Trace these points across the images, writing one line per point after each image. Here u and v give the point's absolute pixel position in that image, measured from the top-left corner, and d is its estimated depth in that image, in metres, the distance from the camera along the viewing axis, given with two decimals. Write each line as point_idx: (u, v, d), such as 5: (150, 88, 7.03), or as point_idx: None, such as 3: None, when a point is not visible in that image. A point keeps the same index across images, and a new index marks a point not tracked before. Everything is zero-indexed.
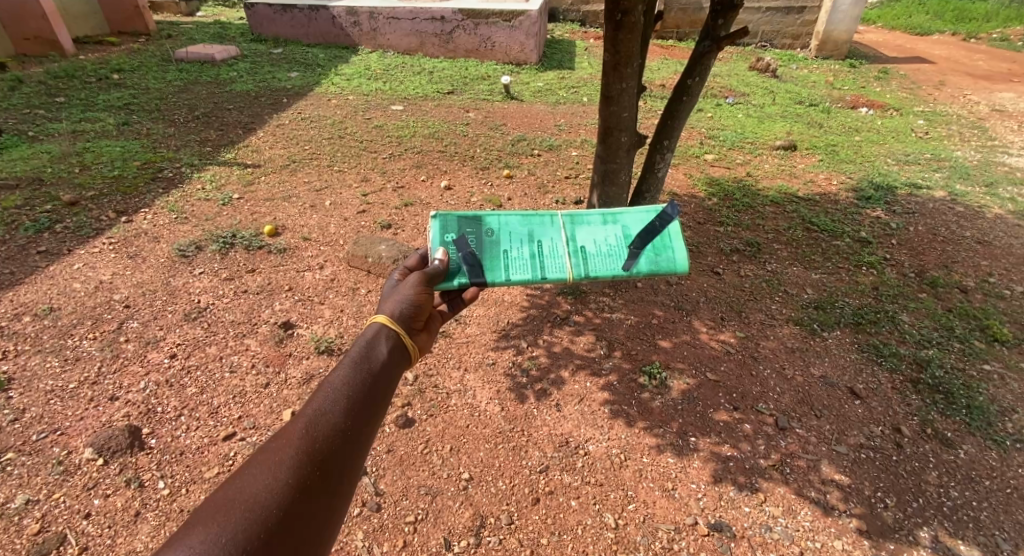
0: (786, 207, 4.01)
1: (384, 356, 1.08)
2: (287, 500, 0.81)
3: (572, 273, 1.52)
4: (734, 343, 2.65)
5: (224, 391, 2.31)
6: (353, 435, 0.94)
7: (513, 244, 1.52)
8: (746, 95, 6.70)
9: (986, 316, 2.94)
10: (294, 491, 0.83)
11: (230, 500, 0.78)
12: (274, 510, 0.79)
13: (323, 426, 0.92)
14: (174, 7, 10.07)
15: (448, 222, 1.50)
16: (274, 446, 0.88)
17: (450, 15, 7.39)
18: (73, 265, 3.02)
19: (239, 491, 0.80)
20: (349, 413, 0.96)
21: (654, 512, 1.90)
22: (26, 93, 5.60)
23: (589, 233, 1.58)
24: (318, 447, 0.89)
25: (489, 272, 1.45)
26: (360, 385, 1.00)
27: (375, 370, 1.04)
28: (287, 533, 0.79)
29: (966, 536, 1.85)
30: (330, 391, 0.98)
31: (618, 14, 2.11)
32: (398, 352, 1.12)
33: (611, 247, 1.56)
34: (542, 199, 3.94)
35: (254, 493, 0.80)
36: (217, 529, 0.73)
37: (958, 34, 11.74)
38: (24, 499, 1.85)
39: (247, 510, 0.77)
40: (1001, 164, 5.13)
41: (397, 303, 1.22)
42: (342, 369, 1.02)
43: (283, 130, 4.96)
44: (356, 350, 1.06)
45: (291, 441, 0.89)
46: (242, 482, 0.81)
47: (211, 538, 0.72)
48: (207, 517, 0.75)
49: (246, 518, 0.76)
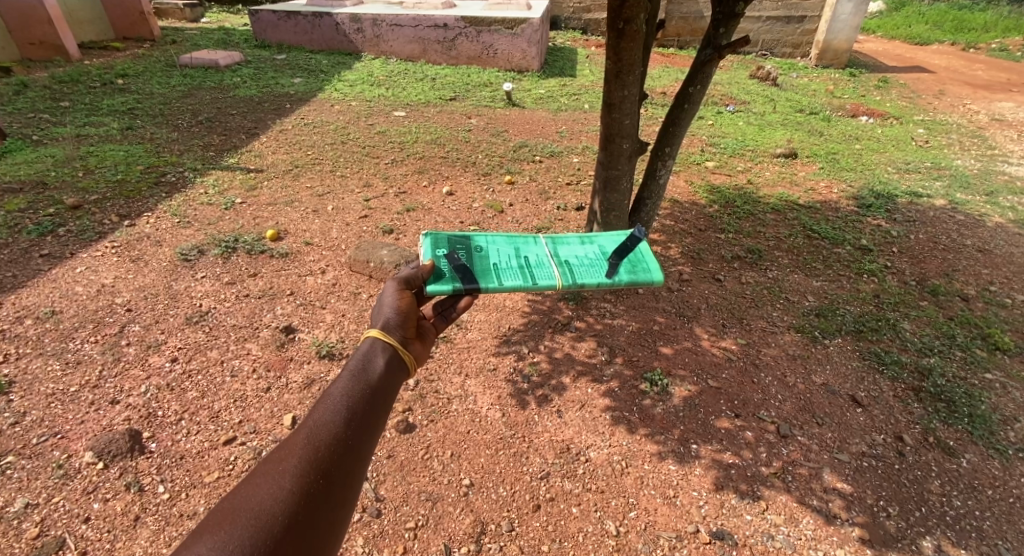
0: (787, 214, 4.02)
1: (383, 367, 1.08)
2: (291, 508, 0.81)
3: (561, 280, 1.54)
4: (736, 351, 2.64)
5: (226, 395, 2.31)
6: (357, 443, 0.95)
7: (501, 258, 1.60)
8: (746, 103, 6.74)
9: (987, 324, 2.95)
10: (300, 499, 0.83)
11: (235, 508, 0.79)
12: (280, 518, 0.79)
13: (324, 435, 0.92)
14: (179, 13, 10.18)
15: (440, 240, 1.59)
16: (277, 456, 0.89)
17: (453, 23, 7.46)
18: (75, 268, 3.03)
19: (244, 500, 0.80)
20: (349, 422, 0.96)
21: (656, 520, 1.90)
22: (31, 97, 5.64)
23: (570, 252, 1.69)
24: (321, 455, 0.89)
25: (481, 280, 1.46)
26: (361, 396, 1.00)
27: (375, 381, 1.05)
28: (294, 539, 0.79)
29: (969, 546, 1.83)
30: (331, 401, 0.99)
31: (620, 23, 2.12)
32: (396, 363, 1.12)
33: (591, 259, 1.66)
34: (544, 205, 3.96)
35: (259, 500, 0.80)
36: (224, 538, 0.75)
37: (957, 44, 11.84)
38: (24, 502, 1.85)
39: (252, 519, 0.78)
40: (1001, 173, 5.15)
41: (386, 315, 1.22)
42: (342, 381, 1.02)
43: (286, 135, 4.99)
44: (354, 363, 1.07)
45: (293, 450, 0.89)
46: (250, 490, 0.83)
47: (217, 546, 0.73)
48: (215, 525, 0.77)
49: (252, 524, 0.77)
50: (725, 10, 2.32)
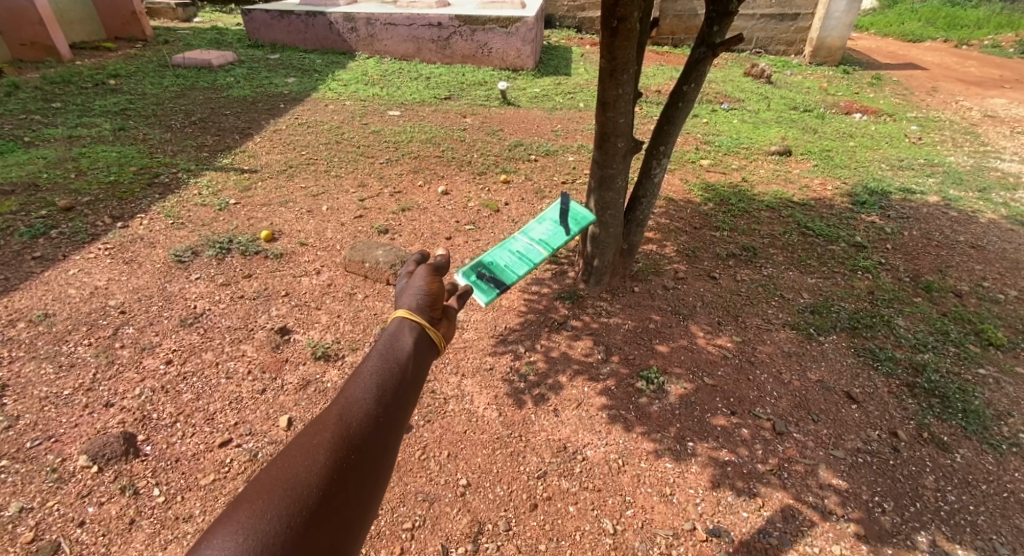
0: (782, 212, 4.03)
1: (412, 346, 1.07)
2: (325, 481, 0.80)
3: (547, 252, 1.67)
4: (732, 348, 2.65)
5: (221, 397, 2.30)
6: (388, 421, 0.94)
7: (499, 251, 1.60)
8: (741, 101, 6.75)
9: (981, 320, 2.97)
10: (334, 473, 0.82)
11: (272, 479, 0.77)
12: (314, 491, 0.78)
13: (356, 413, 0.92)
14: (171, 13, 10.11)
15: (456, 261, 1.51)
16: (310, 431, 0.88)
17: (447, 22, 7.44)
18: (69, 271, 3.01)
19: (280, 472, 0.79)
20: (379, 401, 0.95)
21: (653, 518, 1.90)
22: (23, 98, 5.59)
23: (531, 227, 1.76)
24: (352, 432, 0.89)
25: (507, 278, 1.53)
26: (391, 375, 1.00)
27: (404, 360, 1.04)
28: (328, 512, 0.77)
29: (964, 541, 1.85)
30: (361, 381, 0.98)
31: (614, 22, 2.12)
32: (424, 343, 1.11)
33: (547, 226, 1.78)
34: (539, 204, 3.96)
35: (294, 473, 0.79)
36: (261, 506, 0.73)
37: (950, 41, 11.89)
38: (18, 507, 1.83)
39: (287, 490, 0.76)
40: (993, 169, 5.18)
41: (413, 296, 1.20)
42: (371, 360, 1.02)
43: (280, 135, 4.97)
44: (382, 343, 1.06)
45: (326, 427, 0.89)
46: (284, 462, 0.81)
47: (256, 515, 0.71)
48: (252, 494, 0.75)
49: (288, 495, 0.75)
50: (719, 9, 2.32)
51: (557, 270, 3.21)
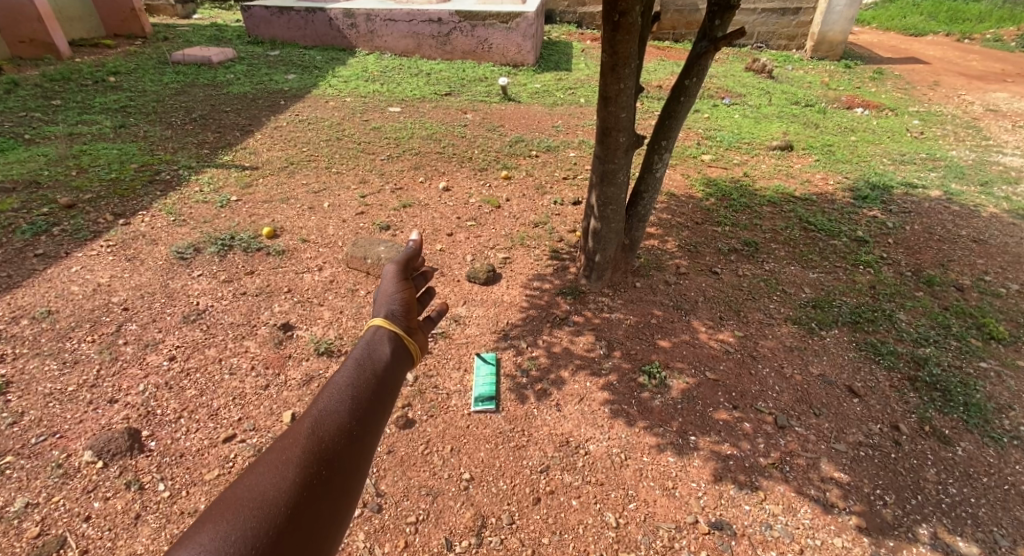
0: (784, 207, 4.03)
1: (388, 356, 1.04)
2: (294, 499, 0.75)
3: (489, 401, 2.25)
4: (733, 343, 2.66)
5: (224, 393, 2.31)
6: (364, 434, 0.90)
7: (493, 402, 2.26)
8: (742, 96, 6.74)
9: (983, 314, 2.96)
10: (303, 490, 0.77)
11: (237, 499, 0.72)
12: (283, 507, 0.73)
13: (329, 426, 0.87)
14: (171, 9, 10.09)
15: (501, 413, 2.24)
16: (280, 447, 0.83)
17: (447, 17, 7.38)
18: (72, 268, 3.01)
19: (247, 489, 0.74)
20: (354, 413, 0.91)
21: (655, 511, 1.91)
22: (23, 97, 5.57)
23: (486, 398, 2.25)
24: (326, 446, 0.84)
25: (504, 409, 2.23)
26: (366, 386, 0.96)
27: (380, 370, 1.00)
28: (298, 531, 0.72)
29: (965, 533, 1.86)
30: (334, 392, 0.94)
31: (616, 15, 2.09)
32: (400, 352, 1.07)
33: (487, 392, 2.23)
34: (540, 200, 3.96)
35: (262, 491, 0.74)
36: (225, 528, 0.67)
37: (952, 34, 11.84)
38: (24, 502, 1.84)
39: (254, 509, 0.71)
40: (996, 164, 5.16)
41: (389, 304, 1.18)
42: (346, 371, 0.98)
43: (280, 132, 4.96)
44: (358, 353, 1.03)
45: (297, 440, 0.84)
46: (252, 480, 0.76)
47: (219, 537, 0.65)
48: (216, 514, 0.69)
49: (256, 515, 0.70)
50: (721, 2, 2.31)
51: (558, 266, 3.21)
